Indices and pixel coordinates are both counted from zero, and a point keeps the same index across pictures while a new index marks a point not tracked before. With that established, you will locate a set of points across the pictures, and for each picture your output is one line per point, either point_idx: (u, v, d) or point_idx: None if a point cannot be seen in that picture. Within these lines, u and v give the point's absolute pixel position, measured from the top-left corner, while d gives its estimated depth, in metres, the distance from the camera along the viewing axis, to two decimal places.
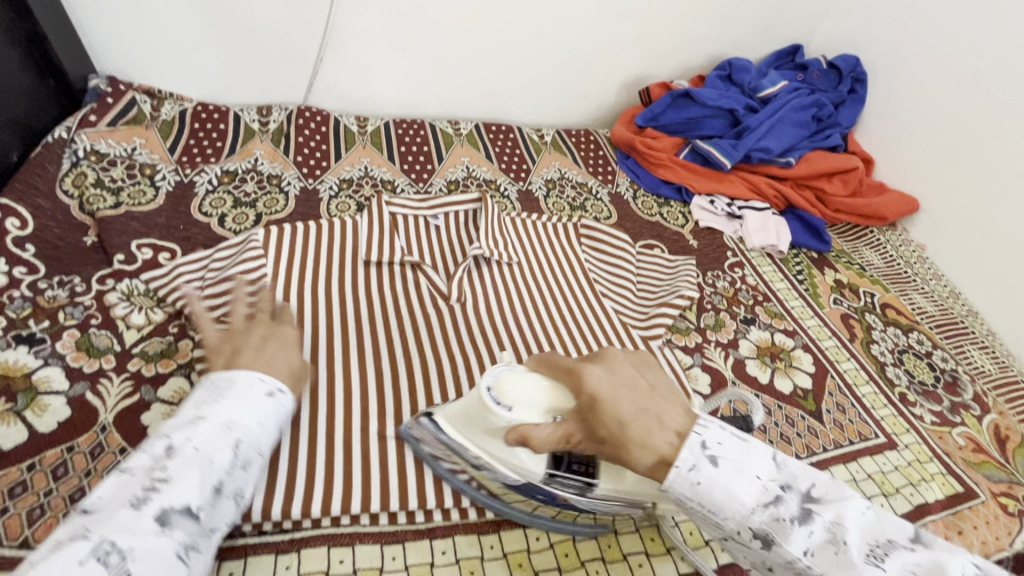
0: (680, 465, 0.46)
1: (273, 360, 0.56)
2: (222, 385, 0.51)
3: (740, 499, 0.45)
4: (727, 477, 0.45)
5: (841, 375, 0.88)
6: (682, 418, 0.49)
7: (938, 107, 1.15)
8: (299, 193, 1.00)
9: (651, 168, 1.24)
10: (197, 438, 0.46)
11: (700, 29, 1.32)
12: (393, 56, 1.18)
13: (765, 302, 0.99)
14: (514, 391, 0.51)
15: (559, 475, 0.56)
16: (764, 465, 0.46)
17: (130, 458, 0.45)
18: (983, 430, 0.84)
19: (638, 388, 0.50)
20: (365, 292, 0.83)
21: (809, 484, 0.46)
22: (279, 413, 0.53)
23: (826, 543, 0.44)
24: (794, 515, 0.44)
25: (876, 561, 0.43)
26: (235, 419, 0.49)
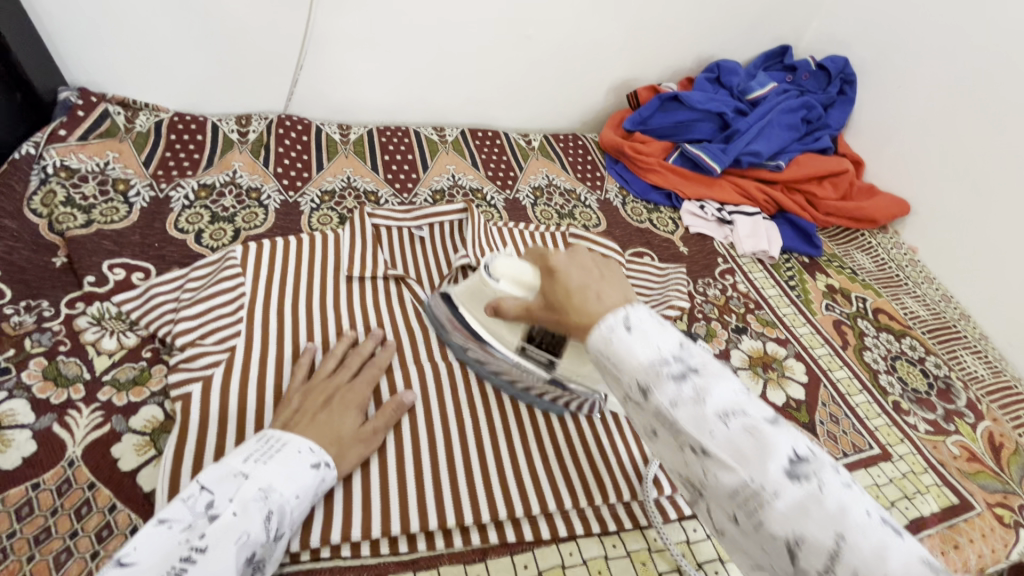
0: (601, 325, 0.46)
1: (321, 427, 0.59)
2: (272, 446, 0.54)
3: (633, 353, 0.44)
4: (633, 337, 0.45)
5: (834, 384, 0.87)
6: (625, 300, 0.49)
7: (929, 108, 1.14)
8: (279, 207, 0.97)
9: (640, 173, 1.22)
10: (239, 502, 0.48)
11: (687, 30, 1.30)
12: (375, 63, 1.15)
13: (756, 310, 0.97)
14: (506, 271, 0.65)
15: (529, 348, 0.68)
16: (668, 339, 0.45)
17: (170, 514, 0.46)
18: (977, 438, 0.83)
19: (592, 271, 0.54)
20: (347, 308, 0.81)
21: (706, 363, 0.44)
22: (316, 488, 0.55)
23: (695, 402, 0.41)
24: (675, 376, 0.43)
25: (737, 429, 0.40)
26: (274, 487, 0.51)
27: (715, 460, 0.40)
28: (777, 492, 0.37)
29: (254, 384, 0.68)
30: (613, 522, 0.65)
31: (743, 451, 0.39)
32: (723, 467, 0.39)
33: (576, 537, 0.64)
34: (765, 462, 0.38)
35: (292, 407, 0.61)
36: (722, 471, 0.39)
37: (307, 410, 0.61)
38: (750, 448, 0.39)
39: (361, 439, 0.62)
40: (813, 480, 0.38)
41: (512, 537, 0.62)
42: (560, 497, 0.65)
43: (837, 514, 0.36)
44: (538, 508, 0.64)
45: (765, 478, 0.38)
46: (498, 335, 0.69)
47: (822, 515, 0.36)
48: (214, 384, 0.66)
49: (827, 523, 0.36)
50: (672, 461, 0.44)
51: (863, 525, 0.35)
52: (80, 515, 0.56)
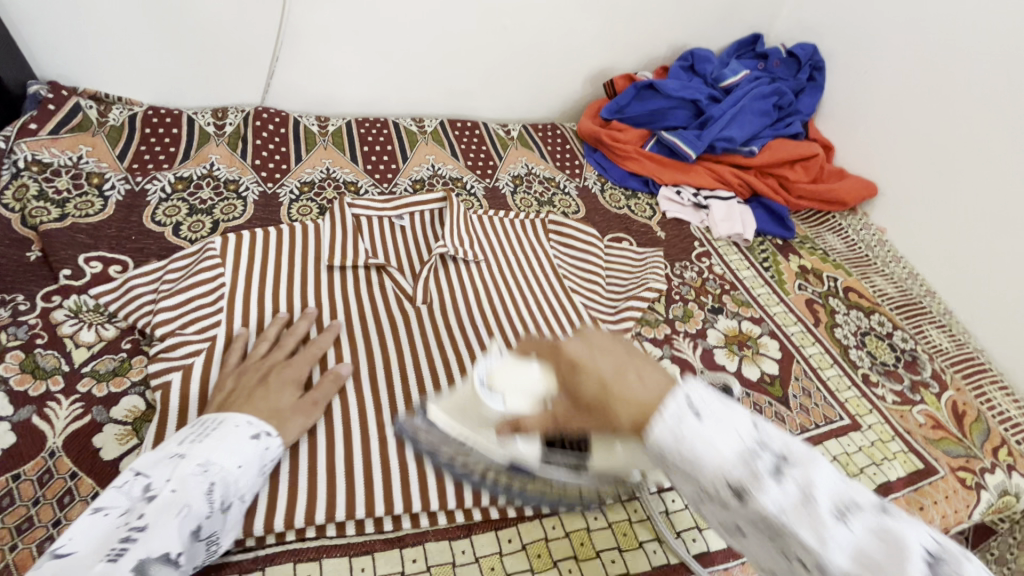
0: (664, 416, 0.40)
1: (258, 404, 0.61)
2: (209, 427, 0.56)
3: (715, 448, 0.38)
4: (707, 427, 0.39)
5: (806, 360, 0.90)
6: (670, 376, 0.43)
7: (895, 92, 1.18)
8: (258, 198, 0.97)
9: (617, 160, 1.24)
10: (175, 479, 0.50)
11: (662, 19, 1.32)
12: (352, 54, 1.15)
13: (732, 291, 1.00)
14: (502, 376, 0.53)
15: (553, 456, 0.53)
16: (742, 421, 0.40)
17: (105, 502, 0.48)
18: (942, 407, 0.87)
19: (618, 349, 0.47)
20: (328, 297, 0.81)
21: (792, 448, 0.39)
22: (262, 457, 0.56)
23: (806, 506, 0.36)
24: (769, 470, 0.38)
25: (859, 531, 0.35)
26: (214, 460, 0.52)
27: None
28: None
29: None
30: None
31: (876, 560, 0.34)
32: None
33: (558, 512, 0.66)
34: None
35: (226, 388, 0.63)
36: None
37: (242, 390, 0.62)
38: (882, 555, 0.34)
39: (301, 411, 0.63)
40: None
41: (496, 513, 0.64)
42: None
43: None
44: None
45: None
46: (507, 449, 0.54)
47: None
48: (195, 371, 0.67)
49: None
50: (779, 568, 0.39)
51: None
52: (63, 504, 0.56)
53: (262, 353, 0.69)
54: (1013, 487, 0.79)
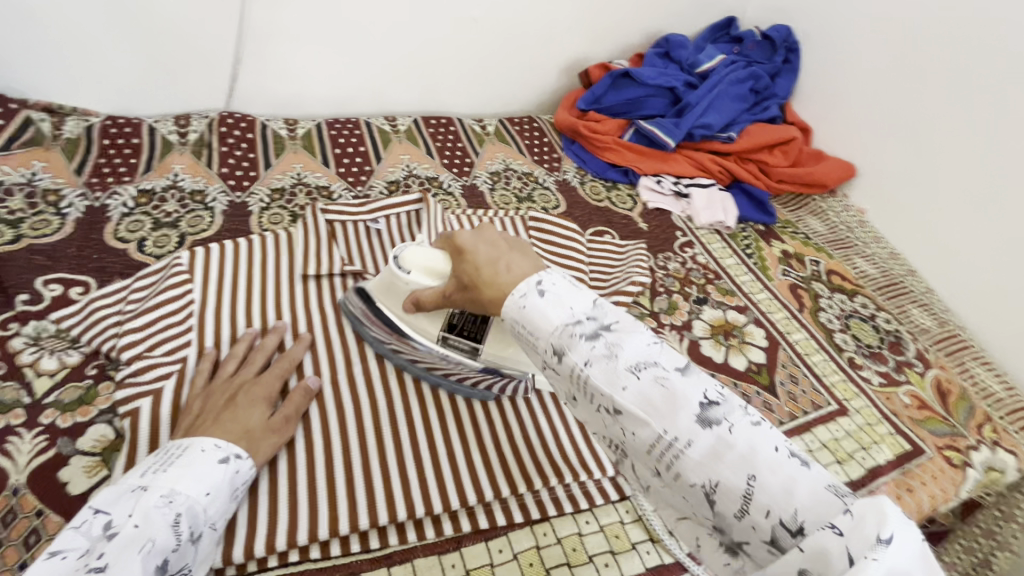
0: (515, 293, 0.48)
1: (225, 427, 0.58)
2: (174, 454, 0.53)
3: (548, 317, 0.45)
4: (545, 301, 0.46)
5: (792, 346, 0.90)
6: (531, 265, 0.51)
7: (871, 72, 1.17)
8: (226, 208, 0.93)
9: (596, 152, 1.22)
10: (138, 513, 0.47)
11: (634, 6, 1.29)
12: (317, 54, 1.12)
13: (715, 280, 0.99)
14: (416, 260, 0.67)
15: (450, 337, 0.68)
16: (579, 300, 0.46)
17: (62, 545, 0.45)
18: (926, 385, 0.87)
19: (499, 246, 0.55)
20: (305, 308, 0.79)
21: (619, 320, 0.45)
22: (230, 481, 0.54)
23: (607, 359, 0.43)
24: (588, 335, 0.44)
25: (648, 381, 0.41)
26: (178, 490, 0.50)
27: (630, 414, 0.41)
28: (686, 438, 0.39)
29: None
30: (584, 499, 0.66)
31: (656, 404, 0.40)
32: (637, 420, 0.41)
33: (549, 518, 0.65)
34: (673, 411, 0.40)
35: (193, 412, 0.60)
36: (637, 424, 0.41)
37: (209, 412, 0.59)
38: (662, 399, 0.40)
39: (270, 431, 0.60)
40: (722, 423, 0.39)
41: (485, 523, 0.63)
42: (529, 479, 0.65)
43: (747, 453, 0.37)
44: (508, 489, 0.64)
45: (675, 426, 0.39)
46: (419, 326, 0.70)
47: (731, 455, 0.38)
48: (166, 400, 0.64)
49: (737, 464, 0.37)
50: (593, 420, 0.45)
51: (771, 460, 0.37)
52: (29, 544, 0.53)
53: (230, 373, 0.66)
54: (999, 463, 0.79)
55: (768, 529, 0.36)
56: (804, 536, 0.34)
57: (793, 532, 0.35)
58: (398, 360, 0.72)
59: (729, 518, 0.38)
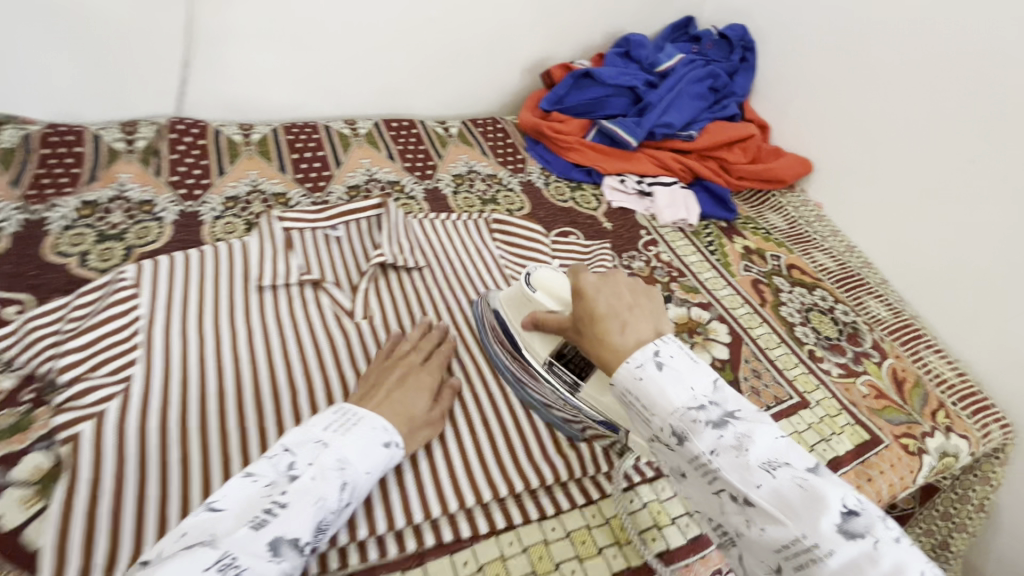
0: (630, 362, 0.51)
1: (395, 404, 0.64)
2: (349, 420, 0.59)
3: (667, 396, 0.48)
4: (663, 376, 0.49)
5: (755, 341, 0.91)
6: (649, 333, 0.54)
7: (824, 71, 1.20)
8: (176, 218, 0.90)
9: (560, 152, 1.22)
10: (317, 467, 0.53)
11: (593, 6, 1.30)
12: (270, 56, 1.09)
13: (680, 277, 1.00)
14: (546, 283, 0.70)
15: (556, 365, 0.68)
16: (702, 380, 0.50)
17: (257, 470, 0.52)
18: (883, 375, 0.89)
19: (624, 298, 0.58)
20: (261, 321, 0.77)
21: (743, 408, 0.48)
22: (386, 464, 0.59)
23: (735, 450, 0.45)
24: (713, 420, 0.47)
25: (784, 480, 0.44)
26: (350, 459, 0.55)
27: (760, 510, 0.44)
28: (830, 548, 0.40)
29: (175, 415, 0.64)
30: (550, 506, 0.67)
31: (791, 505, 0.43)
32: (770, 517, 0.43)
33: (515, 526, 0.64)
34: (815, 517, 0.41)
35: (371, 382, 0.67)
36: (769, 522, 0.43)
37: (384, 386, 0.66)
38: (798, 502, 0.42)
39: (427, 423, 0.66)
40: (868, 537, 0.40)
41: (450, 535, 0.62)
42: (494, 486, 0.65)
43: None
44: (473, 498, 0.64)
45: (815, 532, 0.41)
46: (530, 346, 0.71)
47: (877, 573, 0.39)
48: (108, 424, 0.61)
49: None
50: (710, 507, 0.48)
51: None
52: None
53: (404, 355, 0.72)
54: (952, 448, 0.82)
55: None
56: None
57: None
58: (511, 379, 0.75)
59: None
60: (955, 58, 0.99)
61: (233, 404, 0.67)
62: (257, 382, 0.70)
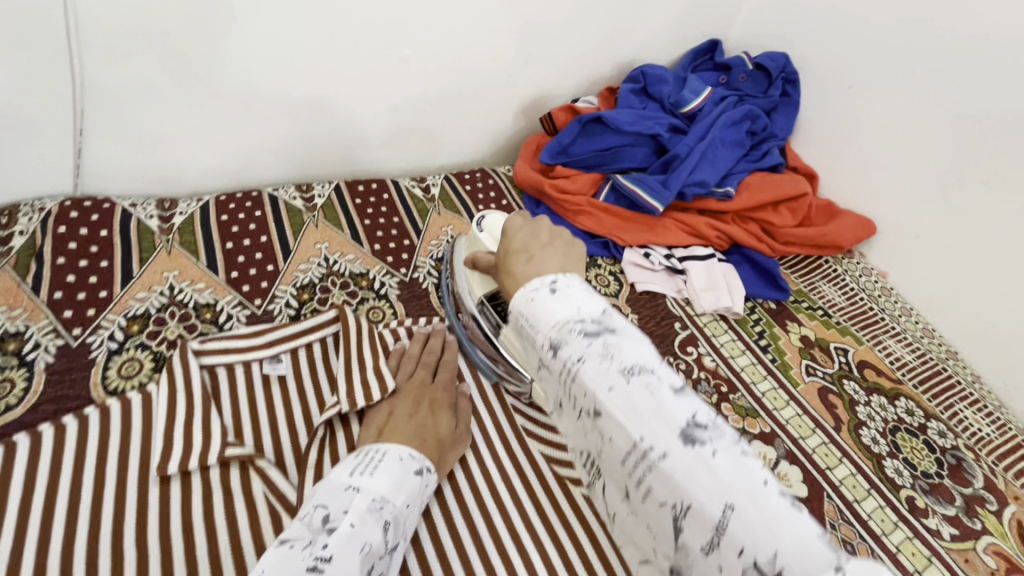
0: (526, 288, 0.48)
1: (414, 425, 0.63)
2: (374, 456, 0.56)
3: (551, 312, 0.45)
4: (555, 298, 0.45)
5: (838, 491, 0.70)
6: (555, 266, 0.50)
7: (885, 110, 0.98)
8: (55, 359, 0.65)
9: (567, 216, 0.99)
10: (355, 512, 0.48)
11: (602, 34, 1.07)
12: (193, 114, 0.84)
13: (730, 394, 0.78)
14: (495, 226, 0.74)
15: (487, 305, 0.74)
16: (591, 303, 0.45)
17: (291, 534, 0.46)
18: (1007, 533, 0.68)
19: (541, 238, 0.56)
20: (163, 527, 0.54)
21: (625, 328, 0.43)
22: (422, 495, 0.57)
23: (603, 357, 0.41)
24: (587, 332, 0.43)
25: (636, 385, 0.39)
26: (387, 497, 0.52)
27: (608, 418, 0.40)
28: (664, 451, 0.36)
29: None
30: None
31: (638, 411, 0.38)
32: (615, 424, 0.39)
33: None
34: (656, 421, 0.37)
35: (384, 412, 0.65)
36: (615, 430, 0.39)
37: (401, 413, 0.64)
38: (647, 409, 0.38)
39: (455, 442, 0.65)
40: (707, 445, 0.36)
41: None
42: None
43: (727, 480, 0.35)
44: None
45: (654, 437, 0.37)
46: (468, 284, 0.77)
47: (711, 480, 0.35)
48: None
49: (715, 490, 0.34)
50: (579, 430, 0.45)
51: (756, 496, 0.34)
52: None
53: (412, 378, 0.70)
54: None
55: (737, 567, 0.33)
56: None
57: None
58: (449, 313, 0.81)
59: (692, 549, 0.36)
60: None
61: None
62: None
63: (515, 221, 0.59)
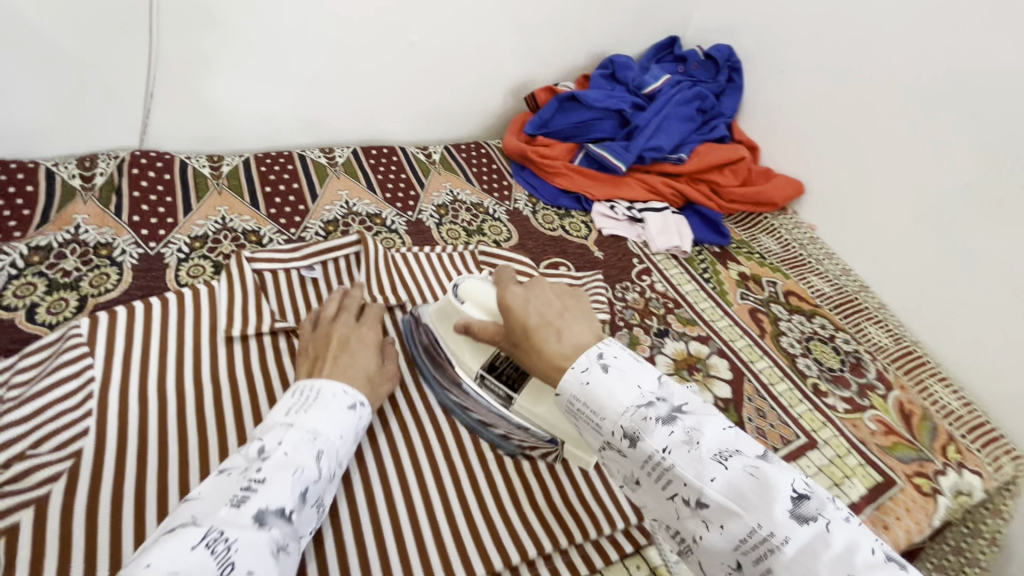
0: (574, 368, 0.52)
1: (347, 367, 0.67)
2: (309, 396, 0.61)
3: (617, 397, 0.49)
4: (611, 378, 0.50)
5: (756, 376, 0.87)
6: (586, 339, 0.55)
7: (810, 90, 1.19)
8: (137, 262, 0.83)
9: (547, 178, 1.18)
10: (288, 442, 0.54)
11: (577, 28, 1.27)
12: (240, 84, 1.04)
13: (676, 309, 0.96)
14: (473, 292, 0.71)
15: (488, 378, 0.70)
16: (647, 378, 0.50)
17: (229, 465, 0.53)
18: (890, 409, 0.86)
19: (555, 308, 0.61)
20: (227, 376, 0.72)
21: (690, 405, 0.49)
22: (356, 427, 0.62)
23: (688, 446, 0.46)
24: (662, 416, 0.48)
25: (737, 470, 0.44)
26: (320, 431, 0.57)
27: (717, 505, 0.44)
28: (785, 535, 0.41)
29: (130, 492, 0.59)
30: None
31: (744, 493, 0.43)
32: (726, 512, 0.43)
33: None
34: (768, 504, 0.43)
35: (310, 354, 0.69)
36: (728, 517, 0.43)
37: (326, 355, 0.68)
38: (750, 490, 0.43)
39: (385, 379, 0.71)
40: (818, 519, 0.42)
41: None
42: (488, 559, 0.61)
43: (845, 552, 0.40)
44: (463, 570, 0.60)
45: (771, 520, 0.42)
46: (460, 358, 0.73)
47: (829, 554, 0.41)
48: (52, 509, 0.56)
49: (835, 562, 0.40)
50: (663, 512, 0.48)
51: (869, 562, 0.40)
52: None
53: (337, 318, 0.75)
54: (966, 486, 0.78)
55: None
56: None
57: None
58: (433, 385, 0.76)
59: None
60: (949, 78, 0.97)
61: (198, 481, 0.62)
62: (224, 451, 0.65)
63: (517, 297, 0.61)
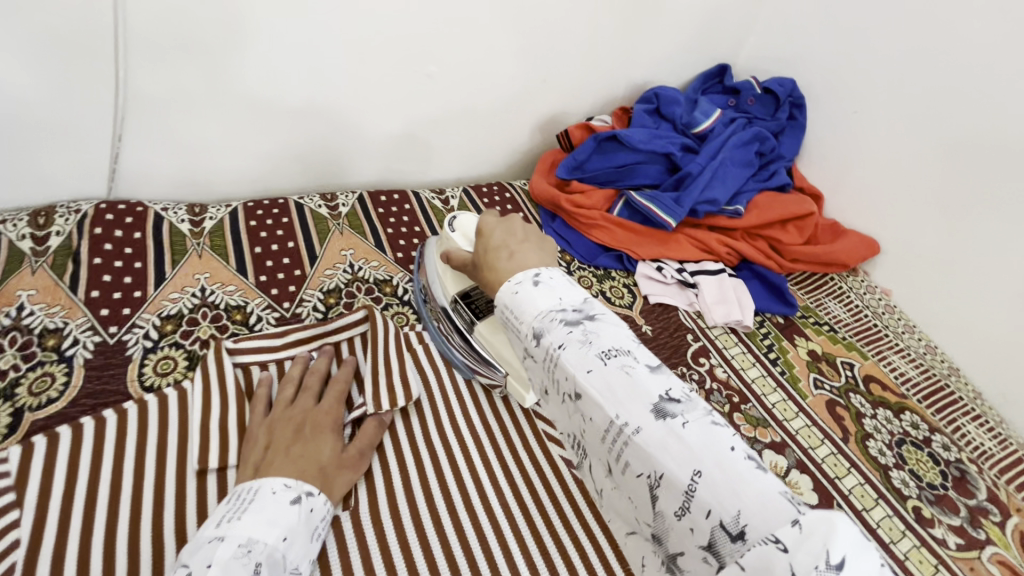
0: (511, 281, 0.54)
1: (295, 461, 0.56)
2: (245, 499, 0.51)
3: (537, 305, 0.50)
4: (537, 289, 0.51)
5: (847, 500, 0.72)
6: (533, 263, 0.57)
7: (885, 134, 1.03)
8: (92, 356, 0.67)
9: (582, 230, 1.02)
10: (217, 564, 0.44)
11: (617, 57, 1.12)
12: (228, 123, 0.88)
13: (742, 405, 0.81)
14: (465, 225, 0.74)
15: (460, 304, 0.74)
16: (571, 295, 0.51)
17: None
18: (1010, 543, 0.71)
19: (517, 235, 0.62)
20: (199, 522, 0.56)
21: (604, 317, 0.49)
22: (306, 524, 0.52)
23: (582, 343, 0.46)
24: (568, 321, 0.48)
25: (614, 366, 0.44)
26: (256, 538, 0.47)
27: (588, 398, 0.44)
28: (637, 425, 0.41)
29: None
30: None
31: (615, 390, 0.43)
32: (593, 403, 0.44)
33: None
34: (632, 401, 0.42)
35: (259, 445, 0.58)
36: (595, 408, 0.44)
37: (278, 445, 0.58)
38: (621, 388, 0.43)
39: (344, 467, 0.60)
40: (677, 417, 0.41)
41: None
42: None
43: (694, 446, 0.39)
44: None
45: (627, 413, 0.42)
46: (442, 283, 0.77)
47: (679, 449, 0.39)
48: None
49: (683, 459, 0.39)
50: (565, 412, 0.49)
51: (717, 457, 0.38)
52: None
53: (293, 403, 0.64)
54: None
55: (707, 530, 0.37)
56: (743, 540, 0.35)
57: (732, 536, 0.36)
58: (422, 308, 0.82)
59: (668, 516, 0.40)
60: None
61: None
62: None
63: (490, 221, 0.64)
